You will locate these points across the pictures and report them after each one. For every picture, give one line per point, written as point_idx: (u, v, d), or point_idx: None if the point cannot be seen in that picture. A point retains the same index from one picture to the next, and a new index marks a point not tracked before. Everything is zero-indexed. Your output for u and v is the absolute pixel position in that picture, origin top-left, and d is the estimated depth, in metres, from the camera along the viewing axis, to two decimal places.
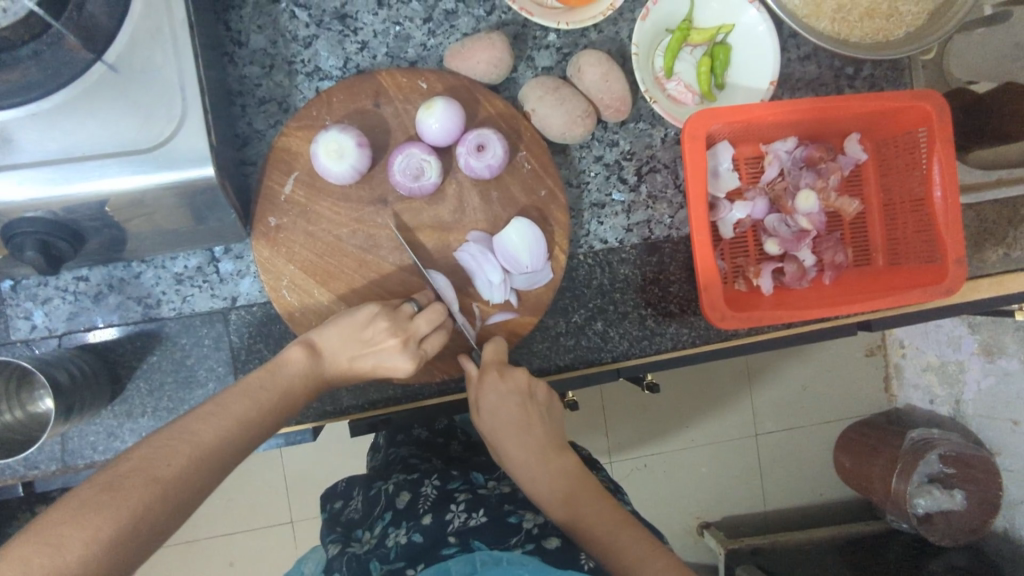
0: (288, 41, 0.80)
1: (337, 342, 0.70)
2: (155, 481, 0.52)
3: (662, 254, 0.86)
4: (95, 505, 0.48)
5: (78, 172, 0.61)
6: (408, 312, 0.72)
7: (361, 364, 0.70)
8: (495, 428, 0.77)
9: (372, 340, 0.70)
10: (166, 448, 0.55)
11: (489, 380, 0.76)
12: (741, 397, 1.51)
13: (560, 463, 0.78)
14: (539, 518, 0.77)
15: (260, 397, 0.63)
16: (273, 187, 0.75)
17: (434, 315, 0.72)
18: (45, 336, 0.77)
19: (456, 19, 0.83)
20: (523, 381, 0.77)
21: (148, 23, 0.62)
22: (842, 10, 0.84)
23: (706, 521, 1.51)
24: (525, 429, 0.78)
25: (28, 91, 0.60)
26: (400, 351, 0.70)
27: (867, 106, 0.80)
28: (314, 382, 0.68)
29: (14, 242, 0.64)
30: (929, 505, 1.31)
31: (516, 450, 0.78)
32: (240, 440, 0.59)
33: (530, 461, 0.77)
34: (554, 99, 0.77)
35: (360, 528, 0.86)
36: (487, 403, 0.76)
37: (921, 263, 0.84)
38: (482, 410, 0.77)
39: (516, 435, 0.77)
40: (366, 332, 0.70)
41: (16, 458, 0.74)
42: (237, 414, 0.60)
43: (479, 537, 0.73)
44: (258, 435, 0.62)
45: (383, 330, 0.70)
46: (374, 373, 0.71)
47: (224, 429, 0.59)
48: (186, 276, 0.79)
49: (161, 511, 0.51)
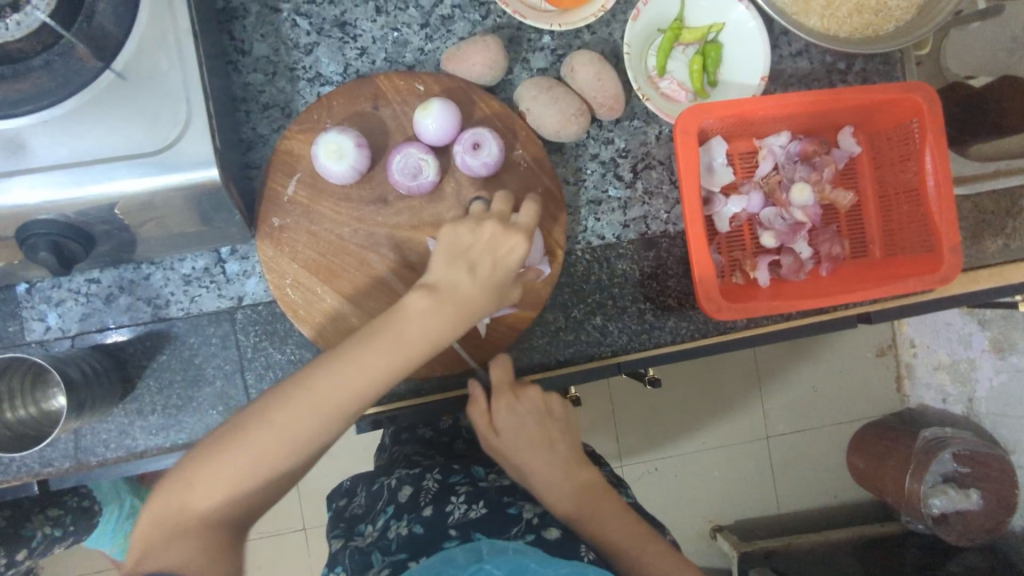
0: (290, 49, 0.83)
1: (446, 270, 0.65)
2: (275, 425, 0.58)
3: (659, 249, 0.88)
4: (231, 443, 0.58)
5: (87, 175, 0.63)
6: (480, 210, 0.73)
7: (482, 270, 0.65)
8: (515, 445, 0.78)
9: (469, 243, 0.66)
10: (292, 392, 0.59)
11: (504, 401, 0.78)
12: (750, 396, 1.51)
13: (588, 474, 0.79)
14: (538, 509, 0.79)
15: (376, 340, 0.60)
16: (276, 189, 0.77)
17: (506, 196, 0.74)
18: (59, 337, 0.80)
19: (453, 24, 0.85)
20: (537, 400, 0.80)
21: (154, 31, 0.65)
22: (832, 6, 0.86)
23: (719, 524, 1.51)
24: (547, 446, 0.79)
25: (40, 99, 0.63)
26: (502, 230, 0.68)
27: (858, 98, 0.81)
28: (438, 319, 0.62)
29: (28, 244, 0.66)
30: (945, 505, 1.29)
31: (540, 467, 0.78)
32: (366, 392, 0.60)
33: (555, 476, 0.77)
34: (548, 98, 0.79)
35: (364, 522, 0.88)
36: (507, 422, 0.78)
37: (917, 252, 0.85)
38: (499, 430, 0.78)
39: (538, 451, 0.78)
40: (460, 241, 0.66)
41: (31, 454, 0.77)
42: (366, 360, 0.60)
43: (479, 528, 0.74)
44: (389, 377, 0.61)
45: (472, 229, 0.67)
46: (503, 274, 0.66)
47: (344, 381, 0.59)
48: (193, 277, 0.81)
49: (282, 450, 0.59)
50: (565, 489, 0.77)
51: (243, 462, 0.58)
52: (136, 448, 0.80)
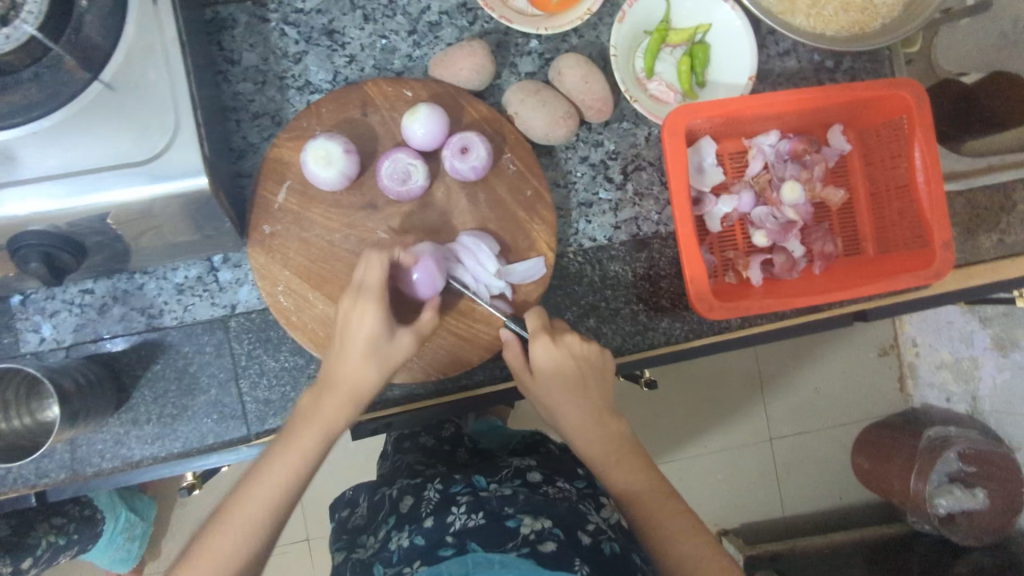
0: (280, 58, 0.83)
1: (333, 359, 0.69)
2: (234, 522, 0.64)
3: (651, 250, 0.88)
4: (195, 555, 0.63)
5: (76, 187, 0.64)
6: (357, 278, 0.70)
7: (350, 359, 0.68)
8: (549, 390, 0.76)
9: (341, 327, 0.69)
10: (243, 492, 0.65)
11: (541, 344, 0.74)
12: (751, 399, 1.50)
13: (618, 425, 0.78)
14: (539, 524, 0.77)
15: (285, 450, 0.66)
16: (266, 196, 0.77)
17: (375, 263, 0.69)
18: (53, 348, 0.80)
19: (440, 30, 0.85)
20: (576, 346, 0.75)
21: (141, 43, 0.66)
22: (818, 5, 0.86)
23: (723, 528, 1.51)
24: (580, 391, 0.76)
25: (29, 112, 0.64)
26: (355, 309, 0.68)
27: (845, 95, 0.81)
28: (328, 413, 0.68)
29: (20, 255, 0.67)
30: (950, 505, 1.28)
31: (571, 410, 0.77)
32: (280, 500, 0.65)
33: (584, 420, 0.77)
34: (536, 101, 0.79)
35: (365, 535, 0.88)
36: (545, 368, 0.75)
37: (910, 248, 0.85)
38: (532, 372, 0.76)
39: (571, 396, 0.76)
40: (338, 327, 0.69)
41: (27, 465, 0.77)
42: (272, 474, 0.65)
43: (476, 540, 0.75)
44: (294, 484, 0.66)
45: (345, 312, 0.69)
46: (364, 349, 0.67)
47: (284, 468, 0.66)
48: (186, 286, 0.81)
49: (247, 543, 0.63)
50: (593, 430, 0.77)
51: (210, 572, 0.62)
52: (132, 458, 0.80)
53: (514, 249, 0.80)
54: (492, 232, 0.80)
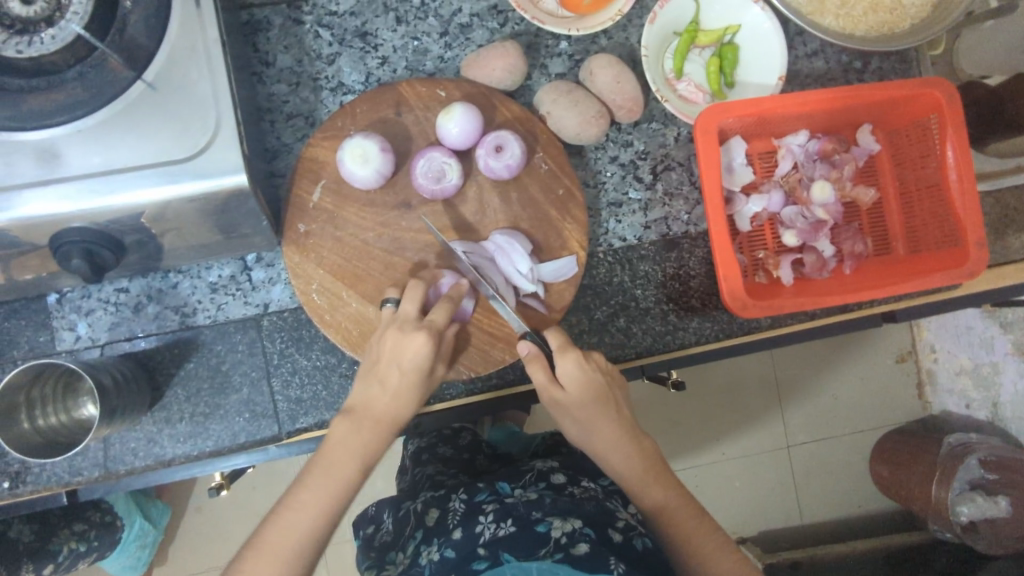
0: (313, 59, 0.84)
1: (366, 386, 0.71)
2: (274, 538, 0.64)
3: (681, 249, 0.88)
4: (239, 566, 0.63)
5: (118, 183, 0.64)
6: (393, 311, 0.73)
7: (392, 383, 0.70)
8: (584, 405, 0.74)
9: (377, 353, 0.71)
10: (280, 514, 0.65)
11: (570, 358, 0.73)
12: (772, 405, 1.49)
13: (647, 443, 0.78)
14: (568, 526, 0.77)
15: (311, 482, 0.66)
16: (301, 196, 0.78)
17: (414, 293, 0.72)
18: (88, 346, 0.81)
19: (471, 32, 0.86)
20: (603, 361, 0.76)
21: (184, 43, 0.67)
22: (847, 6, 0.87)
23: (741, 536, 1.49)
24: (611, 408, 0.76)
25: (74, 110, 0.65)
26: (402, 337, 0.70)
27: (876, 94, 0.81)
28: (361, 440, 0.68)
29: (61, 252, 0.67)
30: (973, 513, 1.26)
31: (604, 427, 0.75)
32: (308, 534, 0.64)
33: (616, 438, 0.76)
34: (568, 101, 0.80)
35: (394, 550, 0.89)
36: (572, 383, 0.74)
37: (942, 249, 0.84)
38: (565, 387, 0.74)
39: (604, 412, 0.75)
40: (372, 356, 0.71)
41: (61, 462, 0.77)
42: (297, 506, 0.65)
43: (508, 550, 0.74)
44: (323, 518, 0.65)
45: (380, 340, 0.71)
46: (412, 377, 0.70)
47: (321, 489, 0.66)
48: (220, 285, 0.82)
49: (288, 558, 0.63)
50: (626, 447, 0.76)
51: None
52: (164, 456, 0.80)
53: (547, 248, 0.80)
54: (525, 231, 0.80)
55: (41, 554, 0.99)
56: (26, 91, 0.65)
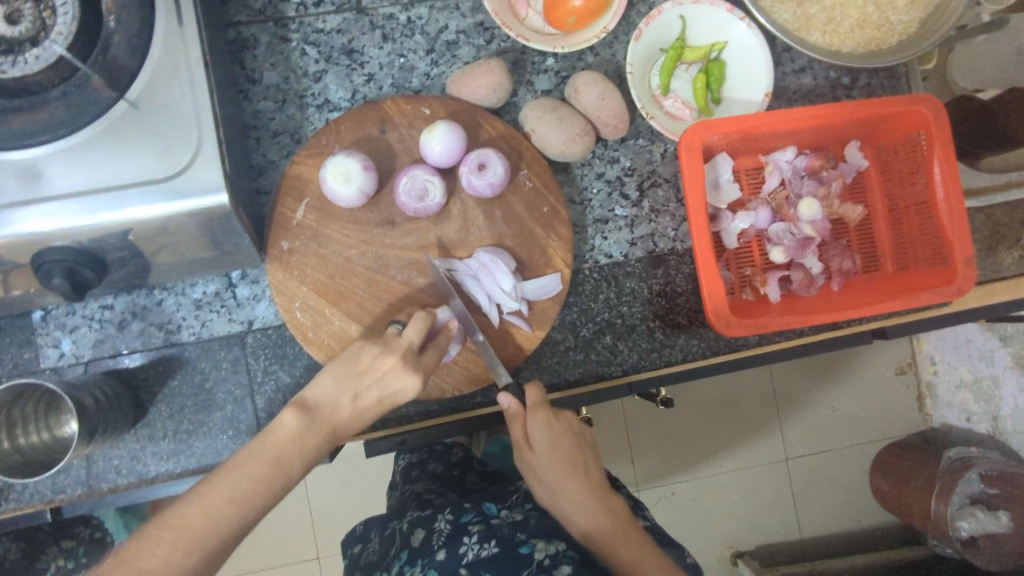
0: (300, 77, 0.84)
1: (335, 389, 0.67)
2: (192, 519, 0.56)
3: (668, 266, 0.87)
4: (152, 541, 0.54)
5: (98, 203, 0.64)
6: (396, 333, 0.73)
7: (365, 402, 0.67)
8: (553, 464, 0.76)
9: (370, 368, 0.68)
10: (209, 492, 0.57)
11: (541, 416, 0.76)
12: (768, 420, 1.48)
13: (614, 501, 0.78)
14: (552, 548, 0.79)
15: (249, 469, 0.59)
16: (285, 213, 0.78)
17: (419, 322, 0.72)
18: (72, 363, 0.81)
19: (458, 48, 0.86)
20: (572, 420, 0.79)
21: (166, 61, 0.67)
22: (834, 22, 0.86)
23: (739, 549, 1.47)
24: (579, 465, 0.77)
25: (56, 129, 0.65)
26: (401, 367, 0.69)
27: (862, 112, 0.81)
28: (312, 440, 0.63)
29: (43, 271, 0.67)
30: (973, 527, 1.24)
31: (572, 486, 0.76)
32: (234, 526, 0.57)
33: (584, 496, 0.76)
34: (553, 118, 0.79)
35: (379, 570, 0.88)
36: (541, 439, 0.76)
37: (931, 267, 0.83)
38: (534, 447, 0.76)
39: (573, 473, 0.77)
40: (361, 363, 0.68)
41: (43, 481, 0.77)
42: (224, 491, 0.58)
43: (492, 571, 0.76)
44: (254, 510, 0.59)
45: (376, 355, 0.69)
46: (388, 404, 0.69)
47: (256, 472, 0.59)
48: (204, 301, 0.82)
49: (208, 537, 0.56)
50: (595, 505, 0.76)
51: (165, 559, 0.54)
52: (147, 474, 0.80)
53: (531, 265, 0.80)
54: (509, 249, 0.80)
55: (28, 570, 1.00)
56: (9, 110, 0.66)
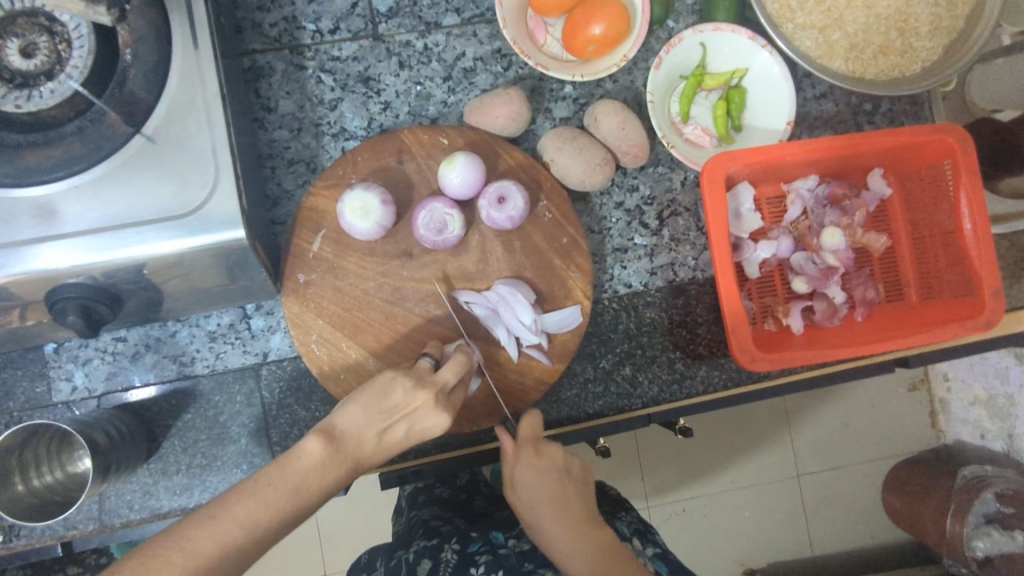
0: (315, 105, 0.83)
1: (362, 420, 0.65)
2: (200, 550, 0.52)
3: (688, 296, 0.86)
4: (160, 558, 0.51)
5: (115, 240, 0.63)
6: (429, 367, 0.72)
7: (392, 436, 0.66)
8: (534, 505, 0.73)
9: (401, 404, 0.67)
10: (217, 521, 0.54)
11: (526, 456, 0.74)
12: (778, 438, 1.42)
13: (603, 539, 0.72)
14: None
15: (267, 495, 0.57)
16: (301, 245, 0.77)
17: (456, 363, 0.72)
18: (84, 397, 0.80)
19: (475, 76, 0.85)
20: (559, 457, 0.75)
21: (183, 95, 0.66)
22: (856, 49, 0.85)
23: (750, 567, 1.43)
24: (566, 506, 0.73)
25: (71, 165, 0.64)
26: (433, 405, 0.68)
27: (887, 141, 0.79)
28: (332, 472, 0.61)
29: (58, 309, 0.66)
30: (989, 548, 1.20)
31: (554, 526, 0.72)
32: (243, 555, 0.54)
33: (567, 536, 0.71)
34: (572, 149, 0.78)
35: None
36: (525, 479, 0.73)
37: (956, 297, 0.82)
38: (519, 488, 0.74)
39: (556, 512, 0.73)
40: (393, 399, 0.67)
41: (55, 519, 0.76)
42: (240, 517, 0.55)
43: None
44: (266, 540, 0.56)
45: (409, 391, 0.68)
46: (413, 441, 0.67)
47: (272, 498, 0.57)
48: (218, 333, 0.81)
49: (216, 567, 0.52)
50: (579, 547, 0.71)
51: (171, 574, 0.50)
52: (160, 509, 0.79)
53: (550, 297, 0.79)
54: (528, 280, 0.79)
55: None
56: (24, 147, 0.65)
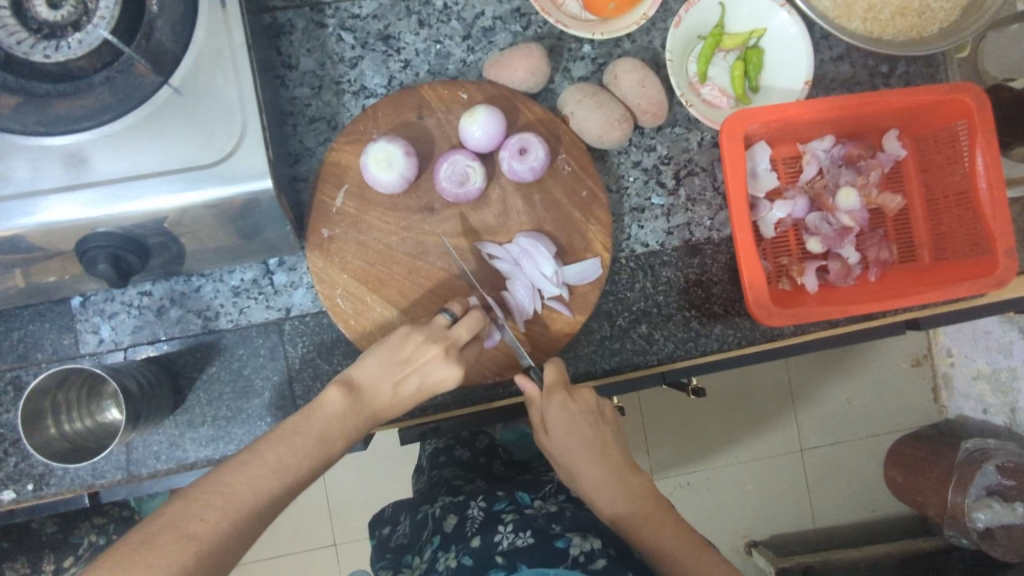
0: (336, 63, 0.84)
1: (377, 372, 0.68)
2: (233, 496, 0.55)
3: (704, 255, 0.87)
4: (201, 501, 0.54)
5: (142, 189, 0.64)
6: (443, 324, 0.71)
7: (406, 387, 0.68)
8: (568, 448, 0.76)
9: (412, 356, 0.68)
10: (252, 468, 0.57)
11: (557, 399, 0.75)
12: (783, 407, 1.44)
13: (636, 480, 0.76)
14: (588, 543, 0.74)
15: (294, 443, 0.60)
16: (324, 201, 0.77)
17: (471, 321, 0.71)
18: (111, 349, 0.81)
19: (494, 35, 0.86)
20: (591, 401, 0.77)
21: (211, 47, 0.66)
22: (874, 10, 0.85)
23: (752, 540, 1.44)
24: (599, 449, 0.76)
25: (100, 115, 0.65)
26: (444, 359, 0.68)
27: (904, 100, 0.80)
28: (354, 420, 0.65)
29: (88, 257, 0.67)
30: (990, 519, 1.20)
31: (590, 468, 0.76)
32: (275, 496, 0.58)
33: (603, 476, 0.76)
34: (592, 102, 0.79)
35: (411, 554, 0.87)
36: (557, 422, 0.75)
37: (970, 257, 0.83)
38: (551, 430, 0.76)
39: (591, 456, 0.76)
40: (404, 351, 0.68)
41: (85, 467, 0.77)
42: (271, 461, 0.58)
43: (525, 559, 0.73)
44: (294, 486, 0.59)
45: (421, 343, 0.69)
46: (428, 391, 0.69)
47: (302, 448, 0.61)
48: (242, 288, 0.82)
49: (254, 513, 0.56)
50: (610, 485, 0.75)
51: (216, 513, 0.54)
52: (187, 460, 0.81)
53: (570, 250, 0.80)
54: (548, 233, 0.80)
55: (64, 545, 0.98)
56: (54, 96, 0.65)
